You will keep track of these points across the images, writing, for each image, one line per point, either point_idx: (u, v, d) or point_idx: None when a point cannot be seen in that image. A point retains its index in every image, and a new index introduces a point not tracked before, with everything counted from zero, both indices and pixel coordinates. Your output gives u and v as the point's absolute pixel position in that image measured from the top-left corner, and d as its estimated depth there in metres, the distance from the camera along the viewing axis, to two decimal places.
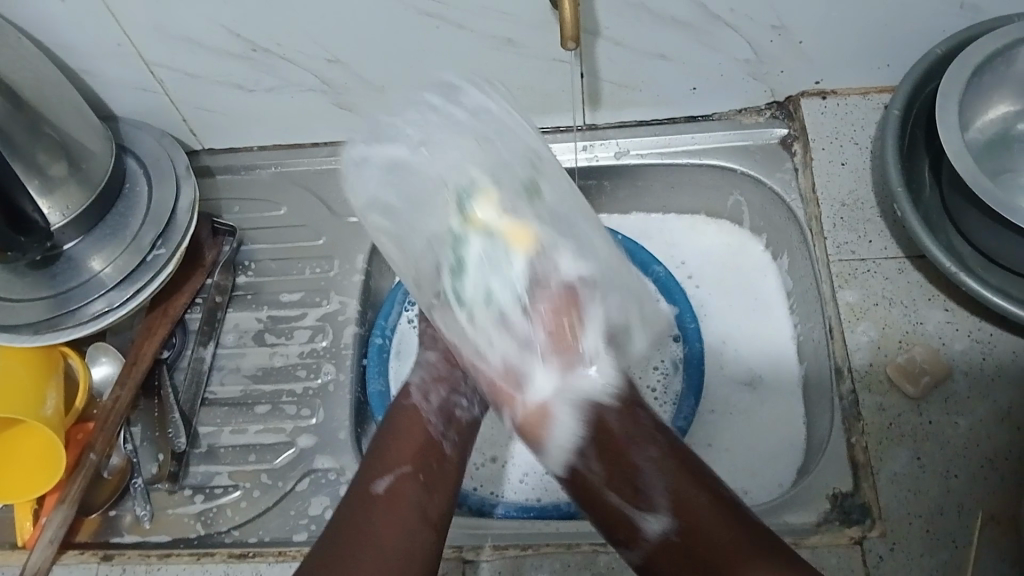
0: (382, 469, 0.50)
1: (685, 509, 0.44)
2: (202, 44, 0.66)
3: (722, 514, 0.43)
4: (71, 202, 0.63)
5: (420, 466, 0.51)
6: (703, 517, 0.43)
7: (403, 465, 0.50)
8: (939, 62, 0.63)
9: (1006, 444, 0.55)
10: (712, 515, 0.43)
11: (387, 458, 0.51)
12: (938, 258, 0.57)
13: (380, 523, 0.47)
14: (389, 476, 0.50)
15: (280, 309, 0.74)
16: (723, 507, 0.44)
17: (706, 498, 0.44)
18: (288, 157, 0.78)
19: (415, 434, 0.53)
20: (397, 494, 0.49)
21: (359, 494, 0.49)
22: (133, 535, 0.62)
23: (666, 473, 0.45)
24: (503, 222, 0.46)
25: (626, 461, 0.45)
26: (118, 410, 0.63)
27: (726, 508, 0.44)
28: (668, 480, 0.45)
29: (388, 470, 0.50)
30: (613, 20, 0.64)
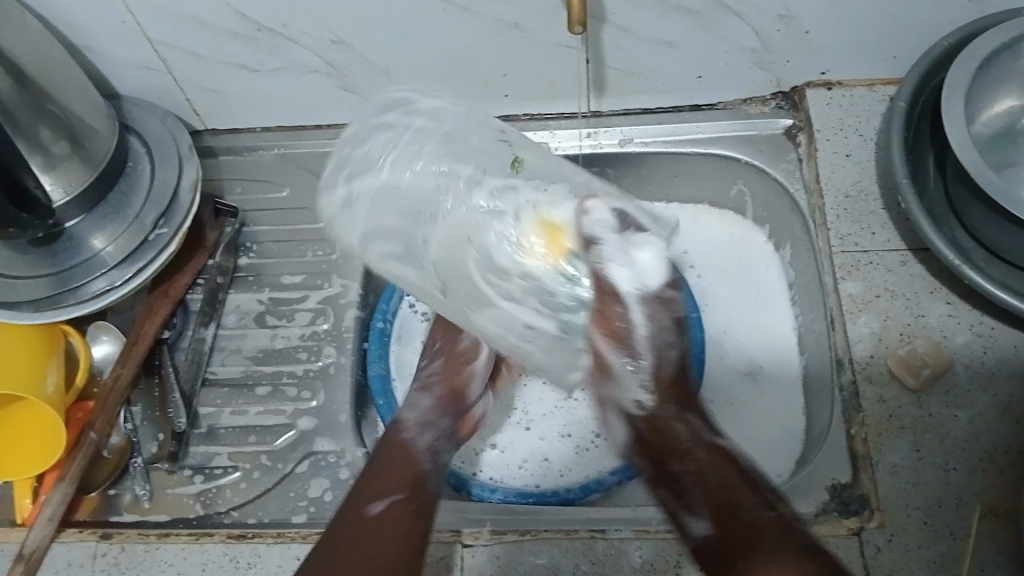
0: (378, 491, 0.54)
1: (721, 512, 0.49)
2: (207, 23, 0.65)
3: (759, 514, 0.48)
4: (72, 179, 0.63)
5: (413, 492, 0.55)
6: (739, 518, 0.48)
7: (398, 490, 0.54)
8: (946, 54, 0.63)
9: (1005, 438, 0.55)
10: (750, 517, 0.48)
11: (382, 478, 0.55)
12: (941, 250, 0.57)
13: (367, 543, 0.51)
14: (385, 499, 0.54)
15: (281, 291, 0.74)
16: (760, 511, 0.48)
17: (744, 501, 0.49)
18: (291, 139, 0.77)
19: (406, 464, 0.56)
20: (391, 516, 0.53)
21: (355, 514, 0.53)
22: (133, 514, 0.63)
23: (708, 478, 0.50)
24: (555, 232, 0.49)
25: (671, 471, 0.52)
26: (118, 389, 0.63)
27: (759, 513, 0.48)
28: (708, 484, 0.50)
29: (383, 491, 0.54)
30: (621, 6, 0.63)
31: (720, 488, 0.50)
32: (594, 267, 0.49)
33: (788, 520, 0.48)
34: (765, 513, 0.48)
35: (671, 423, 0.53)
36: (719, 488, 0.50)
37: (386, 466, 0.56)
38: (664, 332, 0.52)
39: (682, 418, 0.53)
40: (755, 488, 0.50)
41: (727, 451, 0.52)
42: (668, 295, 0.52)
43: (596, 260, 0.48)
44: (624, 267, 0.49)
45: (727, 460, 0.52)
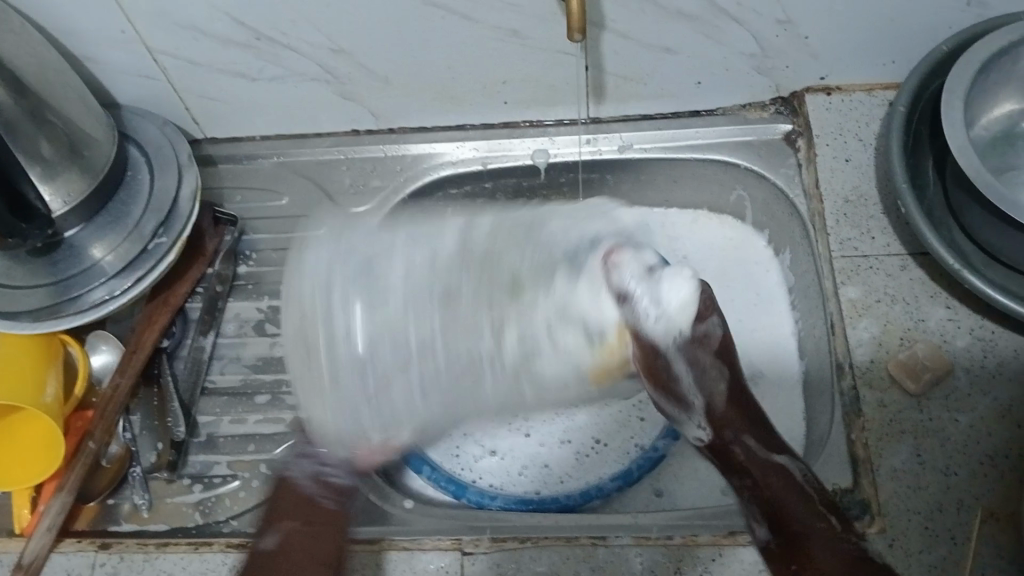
0: (274, 525, 0.57)
1: (784, 525, 0.52)
2: (206, 32, 0.65)
3: (810, 528, 0.51)
4: (71, 188, 0.63)
5: (308, 516, 0.58)
6: (787, 532, 0.52)
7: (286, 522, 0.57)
8: (945, 58, 0.63)
9: (1006, 441, 0.55)
10: (800, 530, 0.51)
11: (278, 515, 0.58)
12: (941, 253, 0.56)
13: None
14: (275, 534, 0.57)
15: (280, 299, 0.74)
16: (809, 524, 0.51)
17: (795, 517, 0.52)
18: (292, 147, 0.78)
19: (299, 503, 0.59)
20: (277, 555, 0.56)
21: (252, 554, 0.56)
22: (132, 523, 0.63)
23: (790, 496, 0.53)
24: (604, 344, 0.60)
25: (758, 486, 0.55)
26: (118, 398, 0.63)
27: (806, 526, 0.51)
28: (786, 500, 0.53)
29: (279, 525, 0.57)
30: (618, 13, 0.63)
31: (772, 500, 0.53)
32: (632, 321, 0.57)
33: (837, 535, 0.51)
34: (819, 526, 0.51)
35: (727, 446, 0.57)
36: (773, 499, 0.53)
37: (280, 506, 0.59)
38: (706, 371, 0.58)
39: (738, 440, 0.57)
40: (805, 500, 0.53)
41: (783, 466, 0.55)
42: (700, 333, 0.58)
43: (632, 314, 0.57)
44: (648, 309, 0.57)
45: (782, 472, 0.55)
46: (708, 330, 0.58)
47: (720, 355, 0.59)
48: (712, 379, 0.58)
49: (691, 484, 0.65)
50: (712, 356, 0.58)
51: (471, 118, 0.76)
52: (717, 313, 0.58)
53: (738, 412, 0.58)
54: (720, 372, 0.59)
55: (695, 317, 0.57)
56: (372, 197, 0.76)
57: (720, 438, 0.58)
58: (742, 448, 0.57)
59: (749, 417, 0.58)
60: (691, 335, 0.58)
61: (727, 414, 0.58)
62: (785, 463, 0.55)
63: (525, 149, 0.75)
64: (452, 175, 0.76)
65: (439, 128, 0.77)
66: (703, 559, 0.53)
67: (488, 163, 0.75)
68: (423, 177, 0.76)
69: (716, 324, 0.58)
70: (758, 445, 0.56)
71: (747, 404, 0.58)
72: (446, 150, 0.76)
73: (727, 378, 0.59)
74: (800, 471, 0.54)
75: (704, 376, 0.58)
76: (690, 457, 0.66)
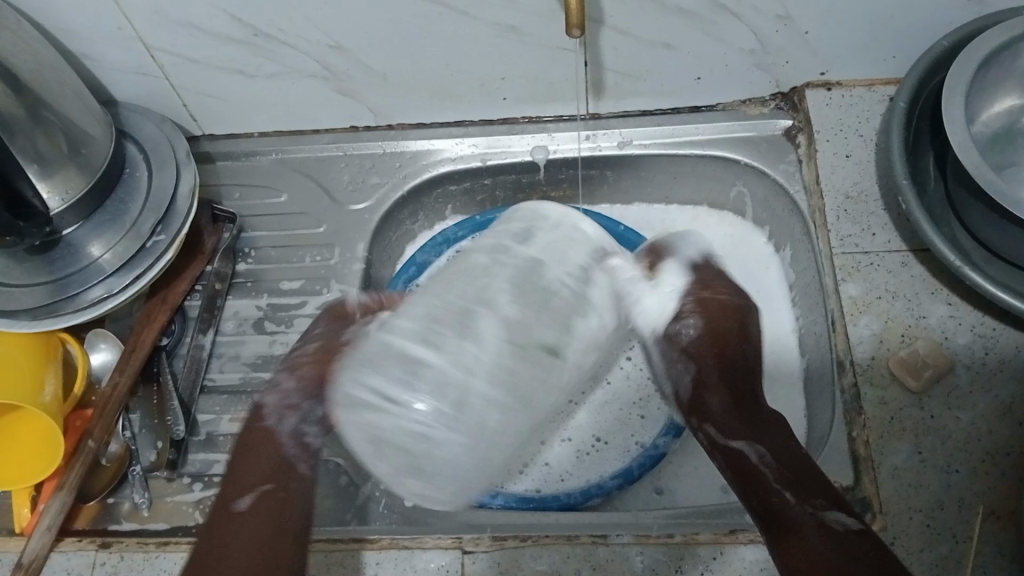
0: (244, 487, 0.53)
1: (767, 509, 0.49)
2: (203, 29, 0.65)
3: (770, 505, 0.49)
4: (70, 185, 0.62)
5: (279, 480, 0.54)
6: (756, 505, 0.50)
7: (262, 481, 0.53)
8: (946, 53, 0.63)
9: (1007, 439, 0.55)
10: (763, 505, 0.50)
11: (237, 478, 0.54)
12: (940, 251, 0.56)
13: (233, 539, 0.50)
14: (250, 494, 0.53)
15: (280, 297, 0.74)
16: (767, 501, 0.50)
17: (771, 491, 0.50)
18: (290, 144, 0.78)
19: (268, 451, 0.55)
20: (258, 510, 0.52)
21: (220, 508, 0.52)
22: (132, 522, 0.63)
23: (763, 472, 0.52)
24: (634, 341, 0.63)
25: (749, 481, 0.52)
26: (117, 396, 0.63)
27: (768, 502, 0.50)
28: (763, 478, 0.51)
29: (250, 487, 0.53)
30: (618, 9, 0.63)
31: (747, 481, 0.52)
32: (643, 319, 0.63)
33: (796, 508, 0.49)
34: (776, 500, 0.49)
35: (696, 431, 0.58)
36: (738, 480, 0.53)
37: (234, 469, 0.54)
38: (676, 363, 0.62)
39: (702, 427, 0.58)
40: (765, 479, 0.51)
41: (741, 450, 0.54)
42: (680, 330, 0.62)
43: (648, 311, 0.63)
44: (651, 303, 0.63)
45: (740, 456, 0.54)
46: (680, 330, 0.62)
47: (689, 351, 0.62)
48: (680, 372, 0.62)
49: (691, 481, 0.65)
50: (682, 351, 0.62)
51: (471, 114, 0.75)
52: (697, 315, 0.62)
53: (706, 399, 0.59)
54: (687, 366, 0.62)
55: (671, 314, 0.62)
56: (370, 194, 0.75)
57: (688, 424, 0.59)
58: (706, 435, 0.57)
59: (719, 405, 0.58)
60: (665, 330, 0.62)
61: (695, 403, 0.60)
62: (744, 448, 0.54)
63: (524, 146, 0.75)
64: (452, 172, 0.76)
65: (438, 124, 0.76)
66: (704, 557, 0.53)
67: (487, 160, 0.75)
68: (423, 174, 0.76)
69: (691, 322, 0.62)
70: (718, 433, 0.56)
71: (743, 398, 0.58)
72: (445, 147, 0.76)
73: (692, 371, 0.61)
74: (759, 455, 0.53)
75: (676, 368, 0.62)
76: (689, 455, 0.67)
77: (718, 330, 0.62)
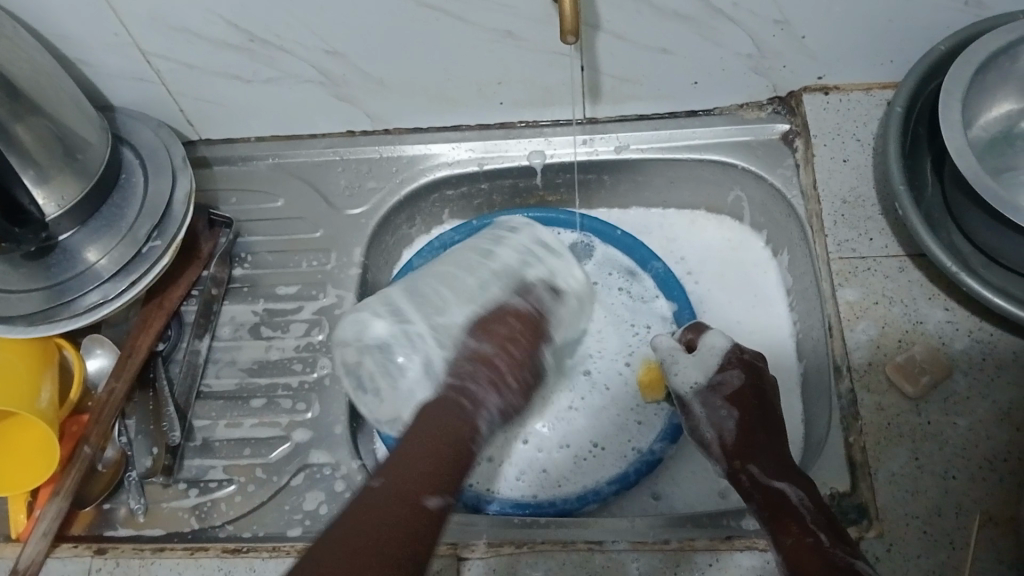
0: (435, 484, 0.50)
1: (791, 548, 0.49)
2: (199, 35, 0.65)
3: (798, 542, 0.50)
4: (66, 192, 0.62)
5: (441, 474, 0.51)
6: (784, 543, 0.50)
7: (446, 483, 0.50)
8: (944, 58, 0.63)
9: (1004, 445, 0.55)
10: (793, 542, 0.50)
11: (412, 463, 0.50)
12: (938, 256, 0.56)
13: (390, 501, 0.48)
14: (439, 493, 0.49)
15: (276, 302, 0.73)
16: (799, 539, 0.50)
17: (797, 531, 0.50)
18: (287, 148, 0.78)
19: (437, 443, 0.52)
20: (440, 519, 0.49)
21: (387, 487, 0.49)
22: (128, 528, 0.62)
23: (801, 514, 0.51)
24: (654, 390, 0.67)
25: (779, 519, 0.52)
26: (112, 403, 0.63)
27: (799, 540, 0.50)
28: (803, 518, 0.51)
29: (438, 488, 0.50)
30: (614, 13, 0.63)
31: (782, 514, 0.52)
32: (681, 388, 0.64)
33: (826, 548, 0.49)
34: (805, 539, 0.50)
35: (737, 474, 0.57)
36: (772, 519, 0.53)
37: (413, 451, 0.51)
38: (717, 409, 0.61)
39: (745, 468, 0.57)
40: (798, 519, 0.51)
41: (782, 490, 0.54)
42: (717, 380, 0.62)
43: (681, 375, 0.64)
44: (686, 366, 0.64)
45: (779, 496, 0.53)
46: (725, 379, 0.62)
47: (733, 398, 0.61)
48: (722, 416, 0.60)
49: (686, 486, 0.65)
50: (724, 398, 0.61)
51: (468, 119, 0.75)
52: (737, 368, 0.63)
53: (752, 443, 0.58)
54: (729, 411, 0.60)
55: (712, 367, 0.63)
56: (367, 199, 0.76)
57: (730, 467, 0.58)
58: (748, 476, 0.56)
59: (765, 445, 0.58)
60: (706, 383, 0.63)
61: (741, 447, 0.58)
62: (785, 489, 0.54)
63: (520, 150, 0.75)
64: (448, 176, 0.76)
65: (434, 129, 0.76)
66: (700, 564, 0.53)
67: (485, 164, 0.75)
68: (419, 179, 0.76)
69: (734, 373, 0.62)
70: (763, 472, 0.56)
71: (767, 430, 0.59)
72: (442, 151, 0.76)
73: (737, 416, 0.60)
74: (798, 497, 0.53)
75: (716, 413, 0.61)
76: (685, 460, 0.67)
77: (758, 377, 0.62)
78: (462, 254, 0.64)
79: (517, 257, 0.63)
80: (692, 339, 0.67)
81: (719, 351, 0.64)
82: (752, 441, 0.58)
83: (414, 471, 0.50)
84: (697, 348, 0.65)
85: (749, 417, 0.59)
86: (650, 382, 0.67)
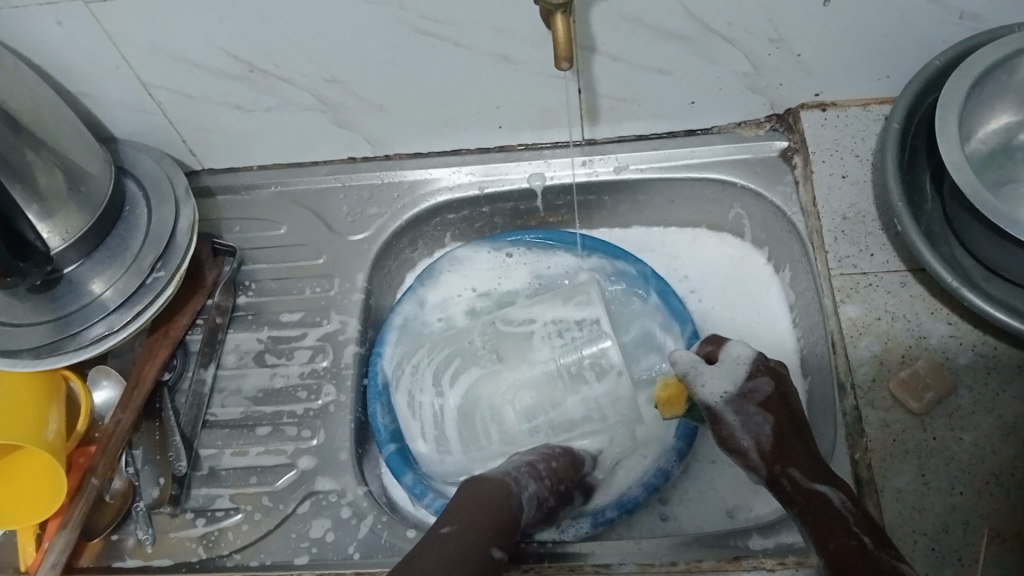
0: (497, 537, 0.51)
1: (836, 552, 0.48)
2: (199, 65, 0.66)
3: (842, 545, 0.48)
4: (70, 224, 0.63)
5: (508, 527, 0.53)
6: (826, 548, 0.49)
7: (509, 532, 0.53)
8: (941, 71, 0.63)
9: (1011, 460, 0.54)
10: (836, 546, 0.48)
11: (472, 518, 0.52)
12: (939, 272, 0.56)
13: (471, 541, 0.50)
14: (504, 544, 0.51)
15: (280, 329, 0.74)
16: (842, 542, 0.48)
17: (839, 534, 0.49)
18: (289, 176, 0.79)
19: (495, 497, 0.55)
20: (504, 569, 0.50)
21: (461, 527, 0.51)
22: (135, 559, 0.63)
23: (847, 519, 0.49)
24: (673, 406, 0.65)
25: (826, 523, 0.50)
26: (119, 434, 0.63)
27: (843, 544, 0.48)
28: (851, 522, 0.49)
29: (500, 542, 0.51)
30: (609, 35, 0.63)
31: (823, 521, 0.50)
32: (708, 403, 0.62)
33: (871, 551, 0.47)
34: (849, 543, 0.48)
35: (778, 479, 0.55)
36: (813, 526, 0.51)
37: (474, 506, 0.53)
38: (752, 416, 0.60)
39: (786, 472, 0.55)
40: (842, 521, 0.49)
41: (825, 496, 0.51)
42: (747, 389, 0.61)
43: (706, 395, 0.62)
44: (714, 380, 0.62)
45: (821, 501, 0.51)
46: (753, 388, 0.61)
47: (764, 405, 0.60)
48: (758, 423, 0.59)
49: (694, 506, 0.65)
50: (757, 405, 0.60)
51: (467, 143, 0.76)
52: (766, 375, 0.62)
53: (791, 447, 0.56)
54: (764, 416, 0.59)
55: (740, 375, 0.62)
56: (369, 225, 0.76)
57: (770, 472, 0.56)
58: (790, 481, 0.54)
59: (805, 453, 0.55)
60: (735, 392, 0.62)
61: (778, 453, 0.57)
62: (827, 493, 0.52)
63: (521, 173, 0.76)
64: (449, 201, 0.76)
65: (434, 153, 0.77)
66: None
67: (485, 187, 0.76)
68: (420, 203, 0.76)
69: (763, 381, 0.61)
70: (804, 475, 0.53)
71: (801, 435, 0.57)
72: (442, 175, 0.77)
73: (773, 421, 0.58)
74: (841, 501, 0.51)
75: (750, 420, 0.59)
76: (692, 480, 0.66)
77: (785, 388, 0.61)
78: (540, 382, 0.68)
79: (548, 349, 0.69)
80: (711, 350, 0.65)
81: (745, 360, 0.63)
82: (792, 447, 0.56)
83: (477, 524, 0.51)
84: (717, 360, 0.64)
85: (785, 425, 0.58)
86: (669, 399, 0.65)
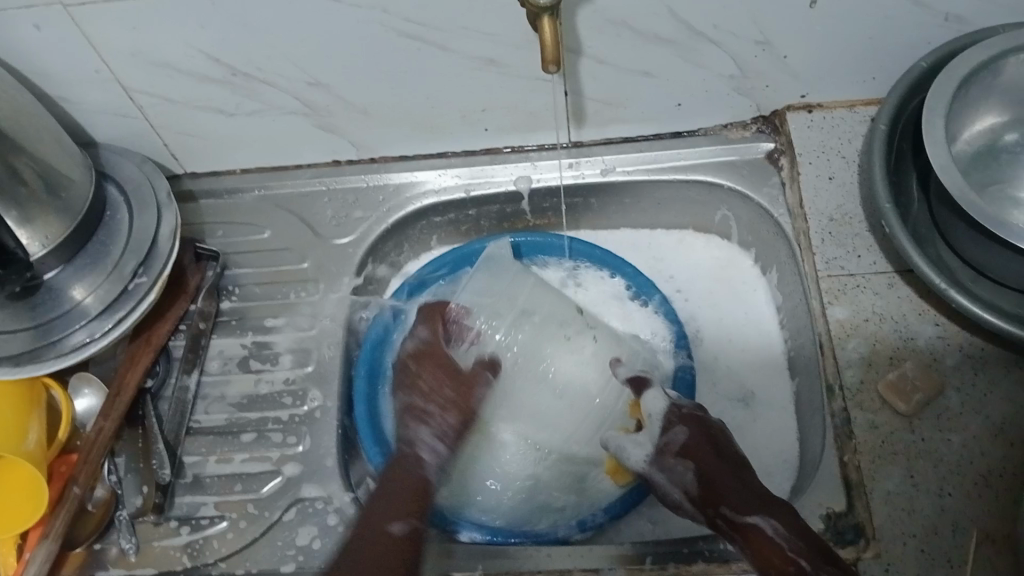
0: (396, 514, 0.58)
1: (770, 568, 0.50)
2: (180, 69, 0.65)
3: None
4: (50, 231, 0.62)
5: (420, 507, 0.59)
6: None
7: (409, 509, 0.58)
8: (927, 73, 0.63)
9: (999, 460, 0.54)
10: None
11: (384, 504, 0.59)
12: (926, 273, 0.56)
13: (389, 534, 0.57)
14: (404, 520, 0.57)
15: (265, 334, 0.73)
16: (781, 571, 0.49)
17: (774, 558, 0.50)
18: (272, 180, 0.78)
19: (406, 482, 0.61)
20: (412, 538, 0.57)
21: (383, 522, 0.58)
22: (119, 569, 0.62)
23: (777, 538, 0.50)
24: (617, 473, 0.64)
25: (758, 542, 0.51)
26: (101, 442, 0.62)
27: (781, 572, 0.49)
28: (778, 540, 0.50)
29: (398, 518, 0.57)
30: (596, 38, 0.63)
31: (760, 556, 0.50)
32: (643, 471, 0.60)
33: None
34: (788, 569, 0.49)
35: (712, 519, 0.55)
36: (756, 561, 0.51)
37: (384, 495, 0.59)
38: (674, 468, 0.58)
39: (717, 511, 0.55)
40: (778, 552, 0.50)
41: (755, 524, 0.52)
42: (664, 444, 0.60)
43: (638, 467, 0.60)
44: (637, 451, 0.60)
45: (752, 532, 0.52)
46: (668, 441, 0.60)
47: (683, 454, 0.58)
48: (681, 473, 0.58)
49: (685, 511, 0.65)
50: (675, 456, 0.59)
51: (452, 146, 0.75)
52: (682, 425, 0.60)
53: (716, 484, 0.56)
54: (685, 464, 0.58)
55: (655, 432, 0.60)
56: (354, 229, 0.75)
57: (705, 514, 0.56)
58: (723, 518, 0.54)
59: (733, 486, 0.55)
60: (654, 449, 0.60)
61: (706, 493, 0.56)
62: (754, 521, 0.52)
63: (507, 175, 0.75)
64: (436, 203, 0.76)
65: (421, 156, 0.76)
66: None
67: (471, 190, 0.76)
68: (406, 207, 0.76)
69: (678, 431, 0.60)
70: (733, 511, 0.53)
71: (738, 477, 0.56)
72: (428, 178, 0.76)
73: (694, 469, 0.57)
74: (771, 527, 0.51)
75: (674, 474, 0.58)
76: None
77: (704, 429, 0.60)
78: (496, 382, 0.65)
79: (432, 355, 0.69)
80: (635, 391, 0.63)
81: (659, 413, 0.61)
82: (718, 483, 0.56)
83: (378, 511, 0.58)
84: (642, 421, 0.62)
85: (708, 466, 0.57)
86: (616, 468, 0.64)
